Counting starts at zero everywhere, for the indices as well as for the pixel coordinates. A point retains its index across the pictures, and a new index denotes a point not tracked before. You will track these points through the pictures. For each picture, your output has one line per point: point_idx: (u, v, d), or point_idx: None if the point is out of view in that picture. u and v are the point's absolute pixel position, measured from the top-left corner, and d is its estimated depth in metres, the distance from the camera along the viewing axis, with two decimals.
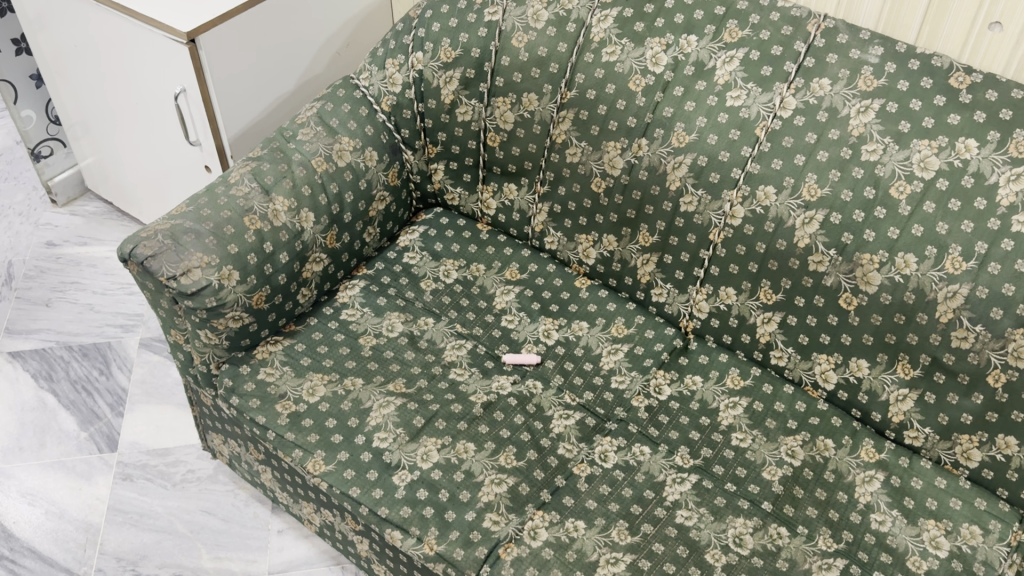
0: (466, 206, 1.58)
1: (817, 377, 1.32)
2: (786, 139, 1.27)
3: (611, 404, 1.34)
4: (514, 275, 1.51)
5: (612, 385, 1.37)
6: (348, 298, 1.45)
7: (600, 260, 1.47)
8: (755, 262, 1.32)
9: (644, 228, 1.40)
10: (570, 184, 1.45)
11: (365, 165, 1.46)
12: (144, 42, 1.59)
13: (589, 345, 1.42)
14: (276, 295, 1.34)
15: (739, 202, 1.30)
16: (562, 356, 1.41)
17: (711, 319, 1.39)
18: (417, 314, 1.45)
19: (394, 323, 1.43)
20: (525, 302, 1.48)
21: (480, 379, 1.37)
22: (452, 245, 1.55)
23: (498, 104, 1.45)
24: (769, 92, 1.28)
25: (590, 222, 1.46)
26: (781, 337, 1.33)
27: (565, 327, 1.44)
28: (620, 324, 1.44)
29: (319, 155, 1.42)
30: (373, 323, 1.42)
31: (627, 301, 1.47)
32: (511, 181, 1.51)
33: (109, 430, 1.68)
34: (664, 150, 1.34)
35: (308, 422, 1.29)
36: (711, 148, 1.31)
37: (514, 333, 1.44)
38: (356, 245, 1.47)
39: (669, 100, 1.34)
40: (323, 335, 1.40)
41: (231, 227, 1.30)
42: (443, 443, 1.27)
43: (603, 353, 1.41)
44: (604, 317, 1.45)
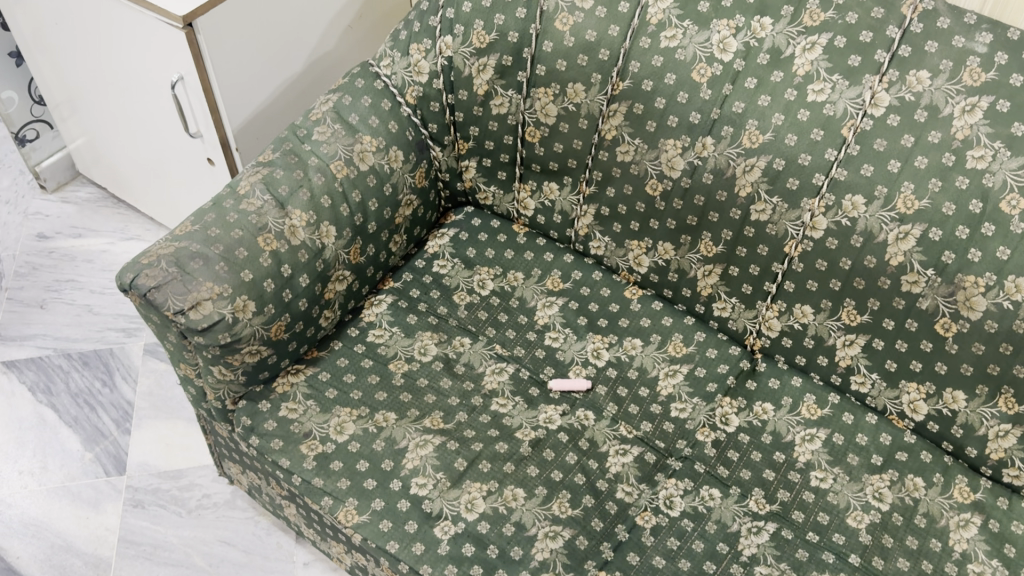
0: (501, 206, 1.42)
1: (904, 407, 1.18)
2: (878, 142, 1.10)
3: (672, 437, 1.21)
4: (557, 284, 1.36)
5: (673, 413, 1.23)
6: (375, 317, 1.31)
7: (654, 269, 1.32)
8: (837, 280, 1.16)
9: (707, 236, 1.24)
10: (622, 185, 1.29)
11: (390, 167, 1.30)
12: (134, 24, 1.40)
13: (644, 366, 1.28)
14: (297, 323, 1.19)
15: (821, 213, 1.15)
16: (615, 379, 1.27)
17: (782, 338, 1.25)
18: (451, 333, 1.30)
19: (427, 345, 1.28)
20: (570, 316, 1.33)
21: (525, 410, 1.23)
22: (487, 251, 1.39)
23: (539, 95, 1.28)
24: (857, 86, 1.11)
25: (644, 227, 1.30)
26: (864, 362, 1.19)
27: (617, 345, 1.30)
28: (678, 342, 1.30)
29: (337, 158, 1.25)
30: (404, 345, 1.28)
31: (684, 315, 1.32)
32: (552, 179, 1.35)
33: (115, 450, 1.56)
34: (733, 150, 1.18)
35: (337, 465, 1.16)
36: (789, 150, 1.15)
37: (560, 353, 1.30)
38: (382, 256, 1.32)
39: (739, 93, 1.17)
40: (349, 361, 1.25)
41: (243, 249, 1.14)
42: (490, 489, 1.14)
43: (661, 377, 1.27)
44: (659, 334, 1.31)
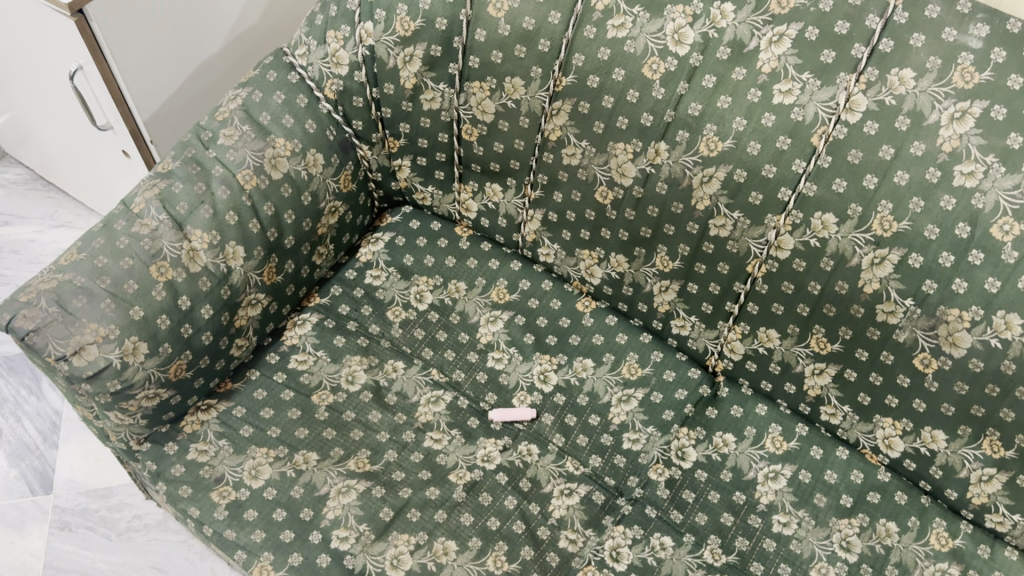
0: (441, 207, 1.27)
1: (878, 442, 1.07)
2: (852, 153, 0.96)
3: (623, 474, 1.10)
4: (502, 296, 1.23)
5: (624, 445, 1.12)
6: (298, 339, 1.18)
7: (607, 281, 1.19)
8: (806, 304, 1.03)
9: (662, 250, 1.11)
10: (569, 190, 1.15)
11: (308, 173, 1.16)
12: (24, 8, 1.23)
13: (595, 391, 1.16)
14: (201, 358, 1.07)
15: (788, 231, 1.01)
16: (562, 406, 1.15)
17: (746, 362, 1.12)
18: (382, 356, 1.18)
19: (356, 372, 1.16)
20: (515, 333, 1.21)
21: (461, 445, 1.12)
22: (426, 258, 1.26)
23: (473, 90, 1.13)
24: (831, 87, 0.95)
25: (594, 237, 1.16)
26: (835, 393, 1.07)
27: (566, 366, 1.18)
28: (633, 362, 1.17)
29: (245, 167, 1.11)
30: (329, 372, 1.16)
31: (640, 331, 1.19)
32: (494, 180, 1.21)
33: (42, 467, 1.46)
34: (690, 158, 1.04)
35: (252, 515, 1.05)
36: (752, 160, 1.00)
37: (503, 377, 1.18)
38: (304, 271, 1.19)
39: (696, 92, 1.01)
40: (268, 392, 1.14)
41: (133, 282, 1.02)
42: (418, 541, 1.03)
43: (613, 403, 1.15)
44: (613, 353, 1.18)
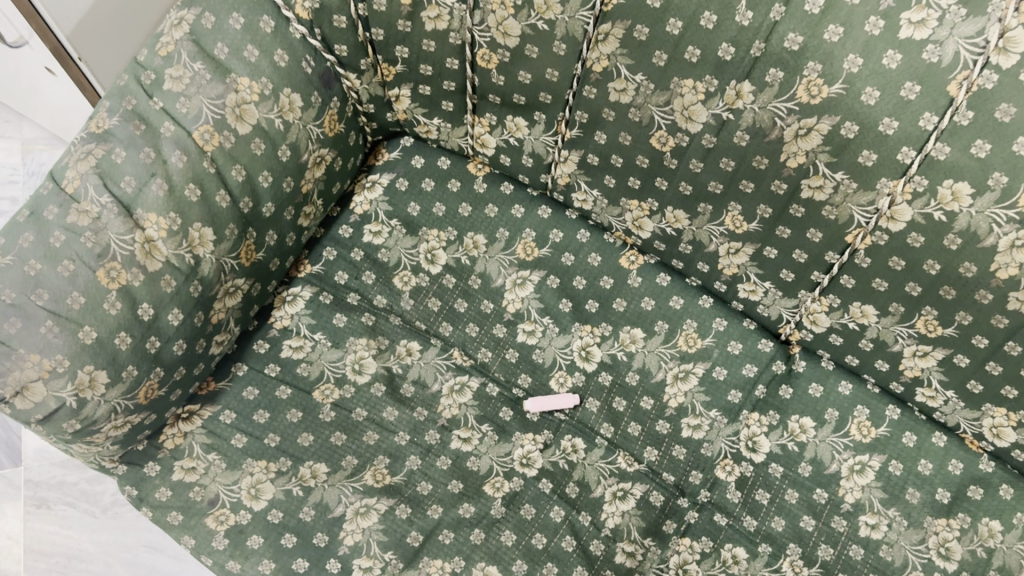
0: (450, 142, 1.04)
1: (983, 429, 0.91)
2: (1002, 108, 0.71)
3: (684, 469, 0.95)
4: (530, 251, 1.02)
5: (684, 434, 0.96)
6: (289, 321, 0.98)
7: (659, 236, 0.98)
8: (918, 284, 0.84)
9: (735, 209, 0.90)
10: (616, 132, 0.91)
11: (284, 121, 0.91)
12: None
13: (647, 367, 0.99)
14: (176, 371, 0.88)
15: (906, 200, 0.80)
16: (609, 388, 0.98)
17: (830, 335, 0.95)
18: (393, 337, 0.99)
19: (363, 359, 0.97)
20: (549, 299, 1.01)
21: (495, 445, 0.95)
22: (435, 206, 1.04)
23: (492, 6, 0.86)
24: (979, 17, 0.69)
25: (647, 187, 0.94)
26: (938, 376, 0.90)
27: (611, 339, 1.00)
28: (691, 332, 0.99)
29: (203, 122, 0.86)
30: (331, 361, 0.97)
31: (699, 294, 1.00)
32: (518, 114, 0.96)
33: (7, 434, 1.29)
34: (783, 104, 0.80)
35: (256, 542, 0.89)
36: (867, 112, 0.77)
37: (537, 354, 1.00)
38: (290, 239, 0.97)
39: (795, 19, 0.76)
40: (261, 391, 0.96)
41: (79, 294, 0.79)
42: (454, 569, 0.89)
43: (668, 381, 0.98)
44: (666, 321, 1.00)
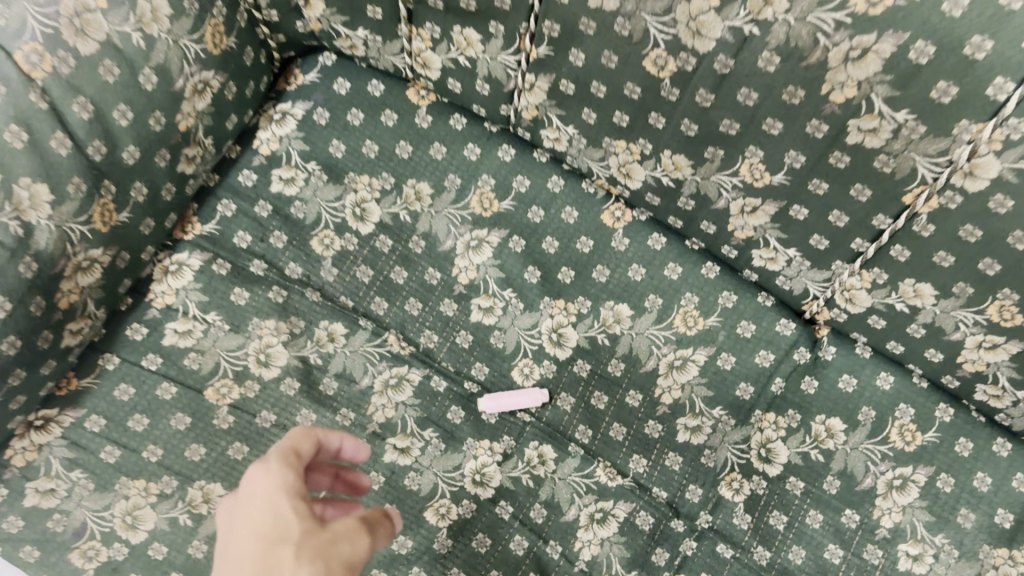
0: (382, 60, 0.80)
1: None
2: None
3: (679, 484, 0.76)
4: (488, 205, 0.80)
5: (680, 439, 0.76)
6: (173, 298, 0.77)
7: (652, 186, 0.76)
8: (997, 261, 0.62)
9: (754, 154, 0.68)
10: (597, 50, 0.67)
11: (144, 37, 0.67)
12: None
13: (635, 354, 0.78)
14: (13, 374, 0.67)
15: (996, 149, 0.56)
16: (586, 380, 0.78)
17: (869, 317, 0.74)
18: (310, 318, 0.77)
19: (272, 348, 0.76)
20: (512, 267, 0.79)
21: (441, 456, 0.75)
22: (365, 145, 0.81)
23: None
24: None
25: (636, 123, 0.71)
26: (1008, 372, 0.69)
27: (590, 318, 0.79)
28: (690, 310, 0.78)
29: (29, 39, 0.61)
30: (229, 349, 0.76)
31: (701, 260, 0.78)
32: (467, 25, 0.71)
33: None
34: (829, 15, 0.55)
35: None
36: (950, 27, 0.52)
37: (495, 338, 0.78)
38: (168, 191, 0.75)
39: None
40: (137, 391, 0.75)
41: None
42: None
43: (661, 371, 0.77)
44: (659, 295, 0.78)
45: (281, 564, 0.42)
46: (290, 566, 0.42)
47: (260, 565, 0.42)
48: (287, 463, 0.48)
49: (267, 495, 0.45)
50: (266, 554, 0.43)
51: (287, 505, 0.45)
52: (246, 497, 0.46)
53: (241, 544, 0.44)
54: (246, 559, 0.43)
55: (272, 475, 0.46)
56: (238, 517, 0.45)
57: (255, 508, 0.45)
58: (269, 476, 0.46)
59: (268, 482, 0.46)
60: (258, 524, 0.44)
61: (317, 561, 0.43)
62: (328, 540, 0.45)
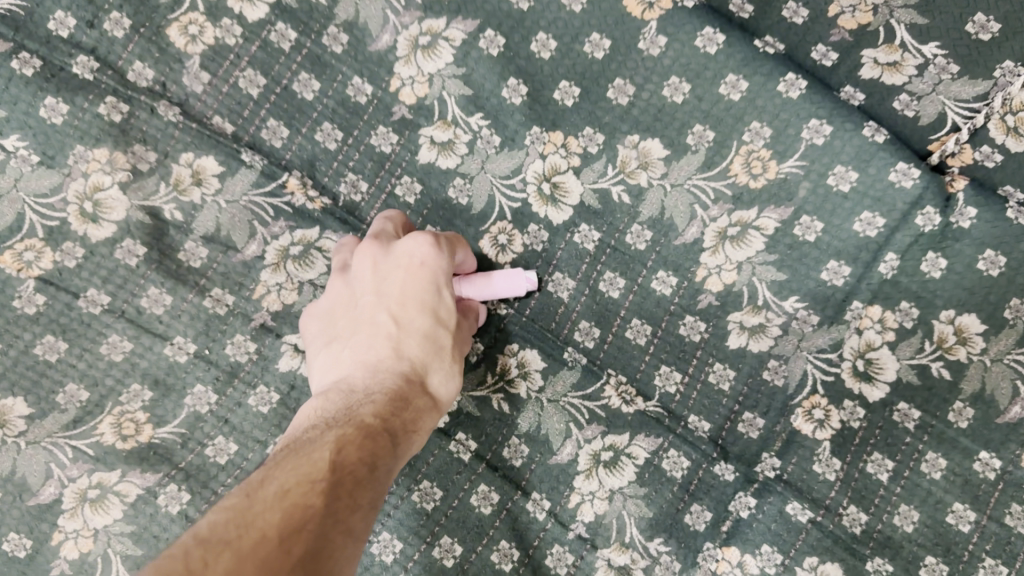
0: None
1: None
2: None
3: (731, 412, 0.50)
4: None
5: (734, 344, 0.50)
6: None
7: None
8: None
9: None
10: None
11: None
12: None
13: (669, 216, 0.51)
14: None
15: None
16: (594, 253, 0.51)
17: None
18: (167, 149, 0.49)
19: (106, 192, 0.49)
20: (483, 79, 0.51)
21: None
22: None
23: None
24: None
25: None
26: None
27: (600, 160, 0.51)
28: (756, 148, 0.50)
29: None
30: (37, 193, 0.48)
31: (778, 70, 0.50)
32: None
33: None
34: None
35: None
36: None
37: (455, 187, 0.51)
38: None
39: None
40: None
41: None
42: None
43: (707, 245, 0.51)
44: (711, 126, 0.51)
45: (441, 359, 0.43)
46: (448, 359, 0.44)
47: (427, 346, 0.43)
48: (451, 255, 0.45)
49: (434, 274, 0.44)
50: (430, 343, 0.43)
51: (448, 295, 0.45)
52: (411, 262, 0.44)
53: (403, 314, 0.44)
54: (415, 333, 0.43)
55: (439, 260, 0.44)
56: (399, 282, 0.44)
57: (417, 283, 0.44)
58: (438, 259, 0.44)
59: (438, 262, 0.44)
60: (423, 296, 0.44)
61: (462, 364, 0.45)
62: (466, 344, 0.46)
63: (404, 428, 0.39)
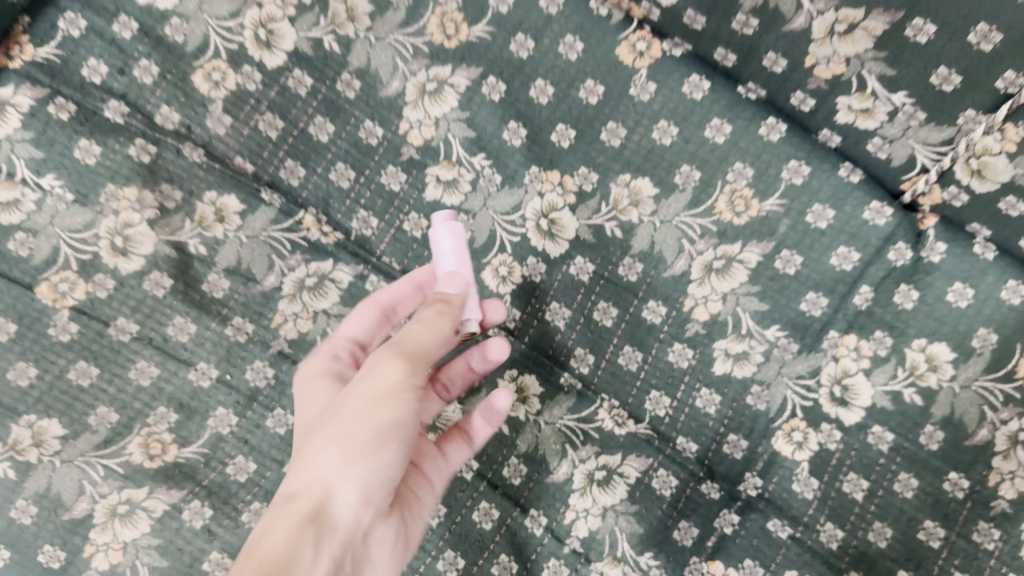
0: None
1: None
2: None
3: (717, 434, 0.53)
4: (452, 29, 0.55)
5: (720, 371, 0.54)
6: None
7: None
8: None
9: None
10: None
11: None
12: None
13: (659, 251, 0.55)
14: None
15: None
16: (589, 285, 0.55)
17: (1005, 198, 0.50)
18: (191, 187, 0.53)
19: (135, 227, 0.52)
20: (486, 122, 0.55)
21: None
22: None
23: None
24: None
25: None
26: None
27: (595, 198, 0.55)
28: (740, 187, 0.54)
29: None
30: (71, 229, 0.52)
31: (760, 114, 0.53)
32: None
33: None
34: None
35: None
36: None
37: (460, 222, 0.55)
38: None
39: None
40: None
41: None
42: None
43: (694, 277, 0.54)
44: (697, 166, 0.54)
45: (310, 440, 0.41)
46: (314, 437, 0.41)
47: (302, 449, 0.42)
48: (332, 373, 0.47)
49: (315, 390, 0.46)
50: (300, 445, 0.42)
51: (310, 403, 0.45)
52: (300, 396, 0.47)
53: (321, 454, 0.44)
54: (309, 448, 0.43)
55: (317, 381, 0.46)
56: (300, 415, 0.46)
57: (310, 402, 0.45)
58: (315, 381, 0.46)
59: (312, 388, 0.46)
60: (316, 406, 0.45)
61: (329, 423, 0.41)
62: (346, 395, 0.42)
63: (252, 548, 0.37)
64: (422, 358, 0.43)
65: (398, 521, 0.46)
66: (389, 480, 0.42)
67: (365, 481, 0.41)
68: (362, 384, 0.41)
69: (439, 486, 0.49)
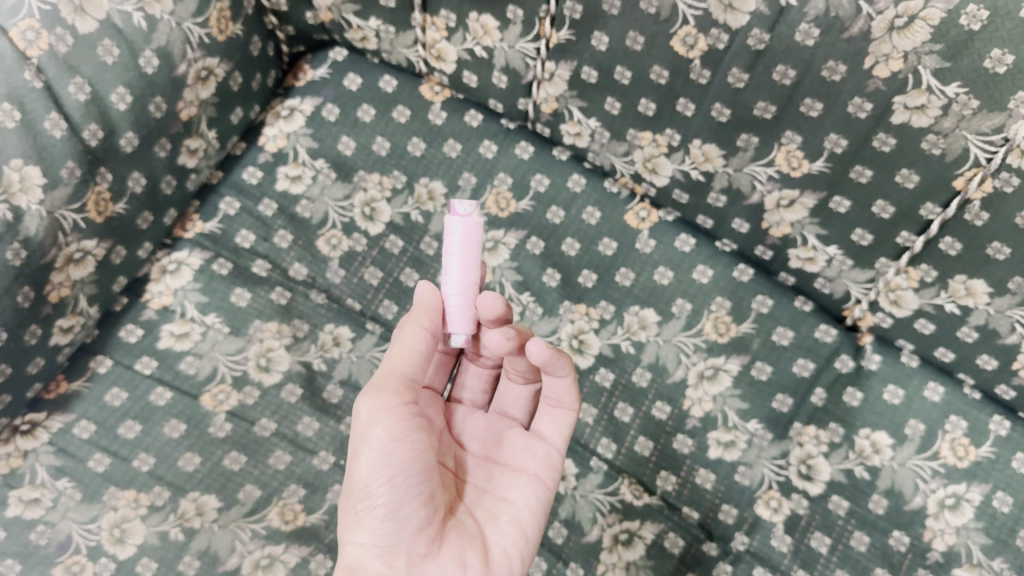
0: (394, 54, 0.77)
1: None
2: None
3: (713, 503, 0.69)
4: (504, 204, 0.76)
5: (713, 454, 0.70)
6: (170, 298, 0.72)
7: (680, 181, 0.71)
8: None
9: (792, 140, 0.63)
10: (624, 32, 0.63)
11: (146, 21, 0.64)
12: None
13: (663, 364, 0.72)
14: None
15: None
16: (611, 389, 0.72)
17: (917, 321, 0.67)
18: (315, 321, 0.72)
19: (275, 351, 0.71)
20: (531, 270, 0.75)
21: None
22: (376, 142, 0.78)
23: None
24: None
25: (664, 113, 0.67)
26: None
27: (614, 324, 0.73)
28: (722, 315, 0.73)
29: (26, 14, 0.59)
30: (228, 353, 0.71)
31: (733, 262, 0.74)
32: (484, 11, 0.68)
33: None
34: None
35: None
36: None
37: None
38: (168, 185, 0.71)
39: None
40: (130, 395, 0.69)
41: None
42: None
43: (690, 382, 0.72)
44: (689, 300, 0.73)
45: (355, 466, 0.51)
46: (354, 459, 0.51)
47: None
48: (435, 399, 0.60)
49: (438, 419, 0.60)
50: None
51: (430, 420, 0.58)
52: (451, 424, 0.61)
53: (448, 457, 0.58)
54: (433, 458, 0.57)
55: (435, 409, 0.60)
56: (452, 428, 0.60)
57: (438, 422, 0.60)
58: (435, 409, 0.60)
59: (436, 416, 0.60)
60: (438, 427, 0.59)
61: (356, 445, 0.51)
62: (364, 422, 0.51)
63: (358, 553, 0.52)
64: (410, 380, 0.51)
65: (520, 496, 0.55)
66: (416, 503, 0.50)
67: (389, 487, 0.49)
68: (365, 428, 0.50)
69: (519, 499, 0.55)
